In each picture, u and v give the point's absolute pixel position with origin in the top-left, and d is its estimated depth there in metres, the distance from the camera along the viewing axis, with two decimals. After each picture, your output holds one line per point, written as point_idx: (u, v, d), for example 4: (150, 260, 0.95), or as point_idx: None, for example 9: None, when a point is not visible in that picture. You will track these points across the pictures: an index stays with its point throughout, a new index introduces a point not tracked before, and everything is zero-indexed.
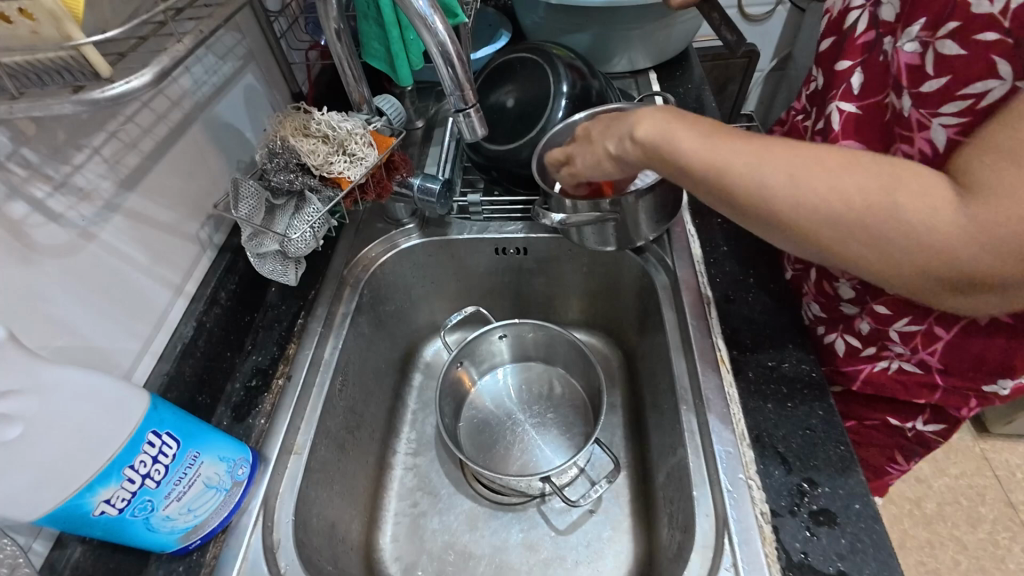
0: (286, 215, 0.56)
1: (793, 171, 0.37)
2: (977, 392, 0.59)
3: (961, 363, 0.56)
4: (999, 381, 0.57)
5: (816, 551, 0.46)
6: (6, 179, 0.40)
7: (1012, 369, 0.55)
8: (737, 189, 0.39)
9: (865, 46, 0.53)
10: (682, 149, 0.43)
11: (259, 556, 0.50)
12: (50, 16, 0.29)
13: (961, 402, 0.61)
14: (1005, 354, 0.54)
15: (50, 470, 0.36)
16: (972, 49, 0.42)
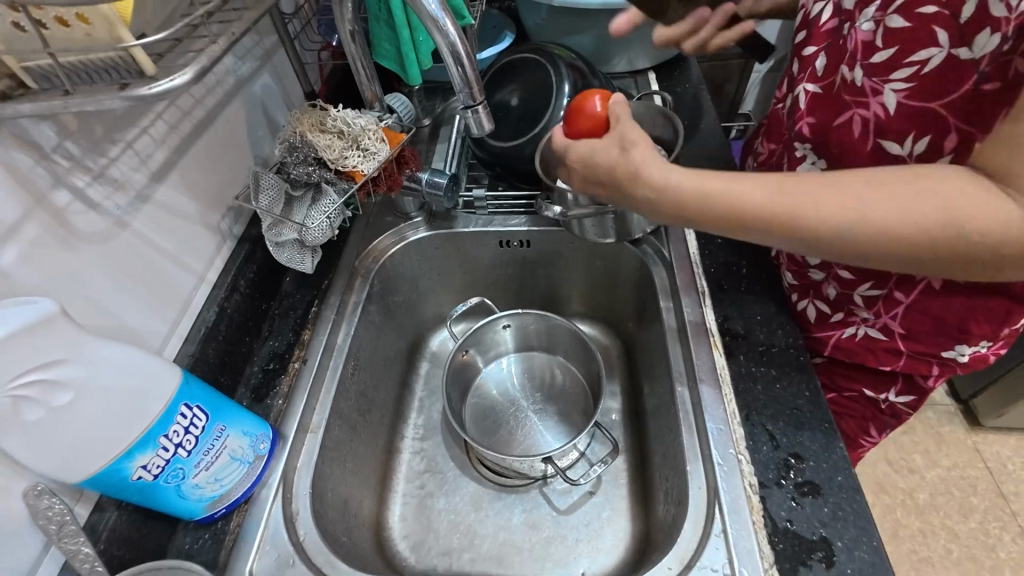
0: (303, 206, 0.59)
1: (811, 197, 0.40)
2: (939, 358, 0.63)
3: (923, 327, 0.61)
4: (958, 347, 0.61)
5: (800, 519, 0.49)
6: (51, 169, 0.43)
7: (968, 334, 0.59)
8: (741, 215, 0.43)
9: (828, 33, 0.60)
10: (675, 185, 0.46)
11: (280, 524, 0.53)
12: (105, 20, 0.32)
13: (925, 369, 0.65)
14: (963, 315, 0.58)
15: (93, 434, 0.39)
16: (916, 20, 0.49)
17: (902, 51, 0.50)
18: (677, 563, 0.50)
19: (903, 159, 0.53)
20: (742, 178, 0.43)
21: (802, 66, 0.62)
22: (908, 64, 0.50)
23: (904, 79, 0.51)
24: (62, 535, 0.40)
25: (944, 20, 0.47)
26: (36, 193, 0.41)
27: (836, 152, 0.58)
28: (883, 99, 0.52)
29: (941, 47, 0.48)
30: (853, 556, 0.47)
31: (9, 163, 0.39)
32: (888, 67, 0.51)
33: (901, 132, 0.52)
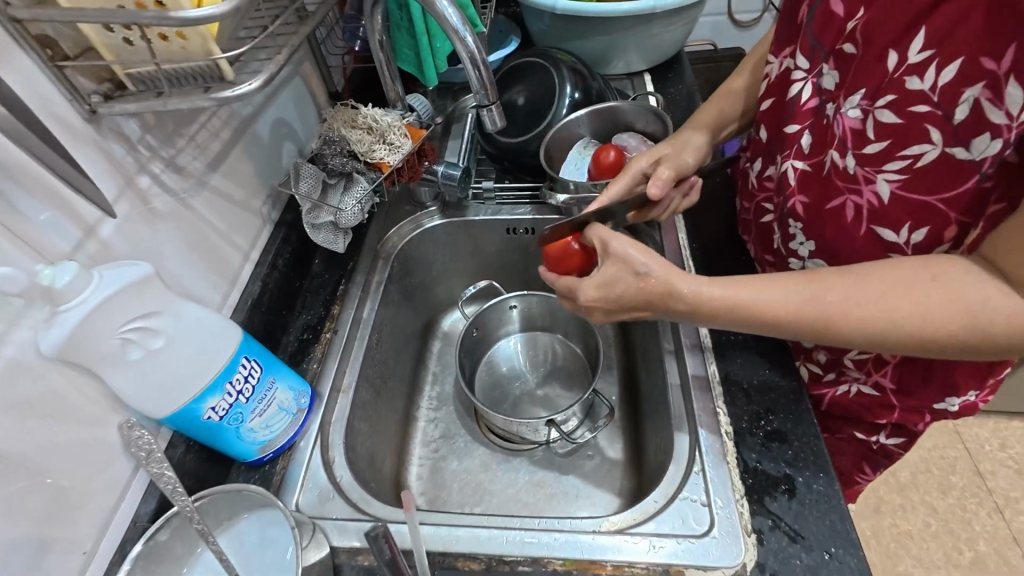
0: (337, 192, 0.68)
1: (849, 298, 0.46)
2: (931, 409, 0.65)
3: (909, 381, 0.64)
4: (947, 399, 0.63)
5: (768, 459, 0.57)
6: (136, 158, 0.51)
7: (955, 387, 0.62)
8: (770, 316, 0.49)
9: (810, 112, 0.61)
10: (699, 294, 0.52)
11: (319, 467, 0.61)
12: (201, 38, 0.41)
13: (918, 418, 0.67)
14: (948, 371, 0.61)
15: (175, 376, 0.47)
16: (908, 118, 0.50)
17: (895, 145, 0.51)
18: (663, 497, 0.57)
19: (899, 247, 0.54)
20: (776, 282, 0.49)
21: (785, 142, 0.63)
22: (901, 157, 0.51)
23: (898, 170, 0.52)
24: (149, 460, 0.45)
25: (937, 120, 0.48)
26: (126, 177, 0.49)
27: (829, 233, 0.59)
28: (876, 188, 0.54)
29: (934, 144, 0.49)
30: (812, 488, 0.55)
31: (107, 152, 0.48)
32: (882, 157, 0.52)
33: (897, 221, 0.53)
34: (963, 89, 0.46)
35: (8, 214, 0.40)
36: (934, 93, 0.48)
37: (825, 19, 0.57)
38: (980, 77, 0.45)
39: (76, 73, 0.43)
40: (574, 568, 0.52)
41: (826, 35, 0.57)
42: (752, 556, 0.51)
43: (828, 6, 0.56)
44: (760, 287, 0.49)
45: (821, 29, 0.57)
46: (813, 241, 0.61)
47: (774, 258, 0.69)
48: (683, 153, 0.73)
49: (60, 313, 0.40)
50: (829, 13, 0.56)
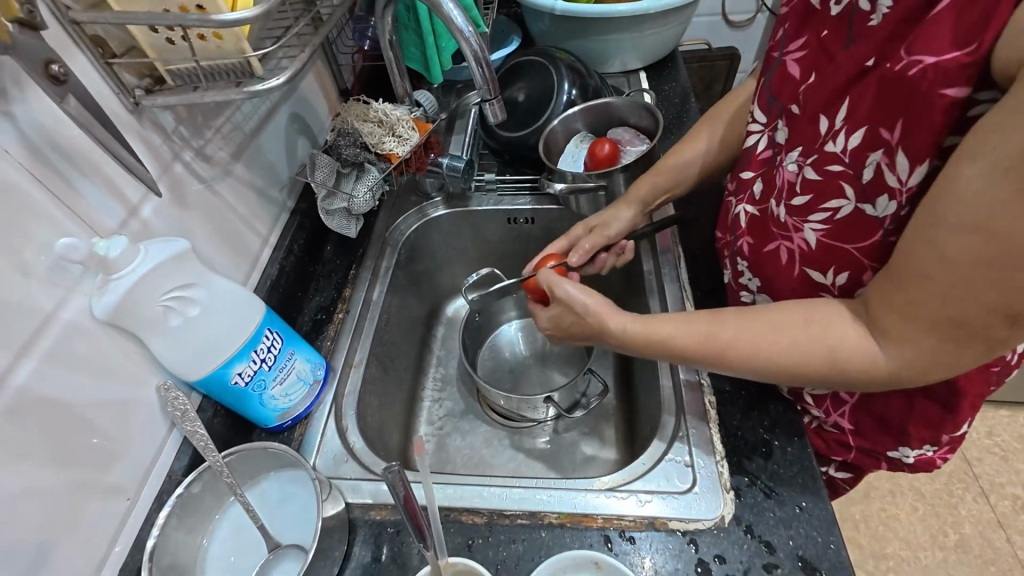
0: (350, 180, 0.73)
1: (739, 336, 0.51)
2: (885, 456, 0.66)
3: (868, 424, 0.64)
4: (901, 448, 0.64)
5: (748, 425, 0.62)
6: (170, 146, 0.56)
7: (908, 436, 0.62)
8: (679, 353, 0.54)
9: (763, 161, 0.65)
10: (620, 330, 0.58)
11: (334, 434, 0.66)
12: (235, 38, 0.46)
13: (872, 462, 0.68)
14: (904, 417, 0.61)
15: (209, 343, 0.53)
16: (826, 176, 0.53)
17: (816, 198, 0.54)
18: (649, 460, 0.62)
19: (827, 287, 0.57)
20: (683, 319, 0.55)
21: (743, 187, 0.67)
22: (822, 210, 0.54)
23: (821, 221, 0.54)
24: (184, 418, 0.50)
25: (849, 178, 0.51)
26: (162, 163, 0.55)
27: (770, 273, 0.62)
28: (805, 236, 0.56)
29: (849, 200, 0.52)
30: (786, 450, 0.60)
31: (146, 140, 0.53)
32: (807, 209, 0.55)
33: (822, 265, 0.56)
34: (869, 153, 0.49)
35: (68, 193, 0.45)
36: (845, 154, 0.51)
37: (780, 79, 0.60)
38: (880, 145, 0.47)
39: (121, 69, 0.49)
40: (567, 521, 0.57)
41: (781, 93, 0.60)
42: (730, 509, 0.56)
43: (784, 67, 0.59)
44: (671, 324, 0.55)
45: (776, 87, 0.61)
46: (758, 277, 0.65)
47: (731, 290, 0.72)
48: (611, 223, 0.79)
49: (113, 280, 0.46)
50: (785, 74, 0.59)
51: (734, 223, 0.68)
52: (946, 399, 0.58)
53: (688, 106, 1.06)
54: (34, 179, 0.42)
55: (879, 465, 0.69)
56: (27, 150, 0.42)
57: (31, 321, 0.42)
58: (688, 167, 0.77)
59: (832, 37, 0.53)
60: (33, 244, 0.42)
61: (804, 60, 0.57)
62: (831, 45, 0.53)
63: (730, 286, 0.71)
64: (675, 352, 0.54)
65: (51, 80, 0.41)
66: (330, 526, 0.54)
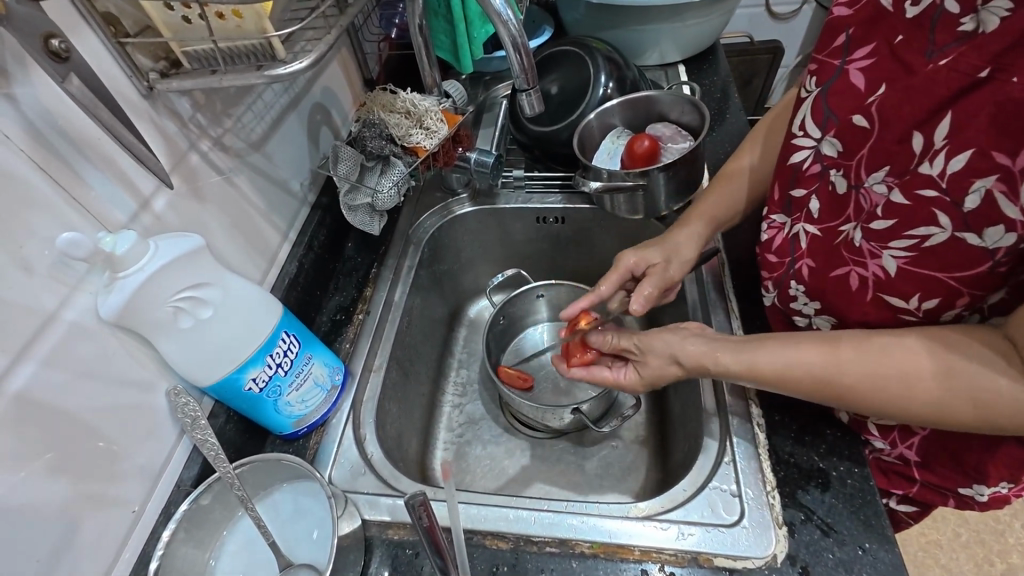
0: (374, 174, 0.69)
1: (860, 376, 0.46)
2: (956, 494, 0.60)
3: (939, 457, 0.58)
4: (974, 486, 0.57)
5: (800, 453, 0.56)
6: (187, 135, 0.52)
7: (984, 475, 0.55)
8: (788, 385, 0.50)
9: (814, 176, 0.56)
10: (720, 362, 0.54)
11: (351, 443, 0.62)
12: (255, 16, 0.42)
13: (939, 499, 0.62)
14: (982, 456, 0.55)
15: (224, 346, 0.49)
16: (914, 199, 0.47)
17: (901, 224, 0.48)
18: (691, 486, 0.57)
19: (908, 311, 0.51)
20: (792, 351, 0.50)
21: (793, 206, 0.58)
22: (907, 237, 0.48)
23: (904, 248, 0.49)
24: (193, 427, 0.46)
25: (945, 206, 0.45)
26: (178, 153, 0.51)
27: (831, 301, 0.56)
28: (881, 262, 0.50)
29: (943, 228, 0.46)
30: (846, 483, 0.54)
31: (161, 127, 0.49)
32: (887, 235, 0.49)
33: (905, 292, 0.50)
34: (974, 180, 0.43)
35: (76, 184, 0.42)
36: (942, 180, 0.45)
37: (838, 90, 0.52)
38: (993, 170, 0.42)
39: (134, 50, 0.45)
40: (601, 551, 0.52)
41: (840, 105, 0.52)
42: (783, 548, 0.51)
43: (844, 77, 0.51)
44: (776, 354, 0.50)
45: (833, 99, 0.52)
46: (816, 303, 0.58)
47: (773, 313, 0.64)
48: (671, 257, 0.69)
49: (120, 280, 0.43)
50: (846, 85, 0.51)
51: (788, 245, 0.59)
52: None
53: (730, 102, 0.99)
54: (39, 168, 0.39)
55: (945, 501, 0.63)
56: (30, 136, 0.39)
57: (32, 322, 0.39)
58: (732, 178, 0.71)
59: (909, 44, 0.47)
60: (37, 239, 0.39)
61: (872, 69, 0.49)
62: (907, 54, 0.47)
63: (773, 310, 0.64)
64: (786, 385, 0.50)
65: (52, 57, 0.38)
66: (344, 546, 0.50)
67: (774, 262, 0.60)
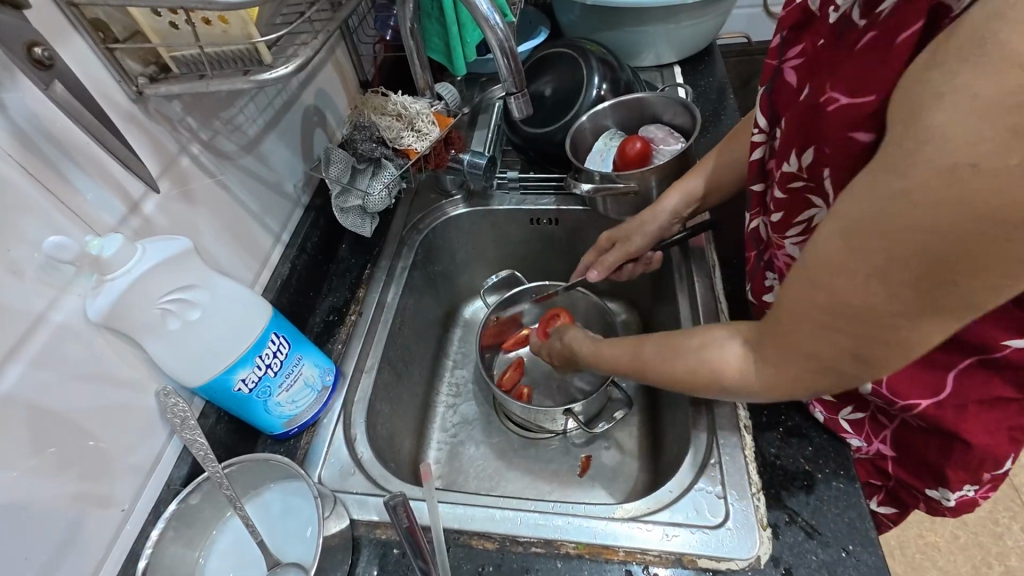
0: (366, 177, 0.71)
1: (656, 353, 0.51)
2: (925, 495, 0.58)
3: (906, 456, 0.57)
4: (940, 489, 0.56)
5: (786, 455, 0.56)
6: (177, 138, 0.53)
7: (947, 477, 0.54)
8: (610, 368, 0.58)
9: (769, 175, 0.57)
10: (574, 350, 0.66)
11: (341, 443, 0.63)
12: (241, 22, 0.43)
13: (910, 498, 0.61)
14: (943, 457, 0.53)
15: (198, 359, 0.50)
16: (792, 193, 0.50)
17: (789, 214, 0.51)
18: (677, 487, 0.57)
19: None
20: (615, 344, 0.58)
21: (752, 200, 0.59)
22: (798, 224, 0.51)
23: (800, 235, 0.51)
24: (183, 426, 0.46)
25: (814, 191, 0.48)
26: (167, 156, 0.52)
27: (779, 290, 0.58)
28: (789, 251, 0.54)
29: (818, 209, 0.48)
30: (831, 485, 0.54)
31: (151, 131, 0.50)
32: (785, 225, 0.52)
33: None
34: (822, 169, 0.45)
35: (65, 189, 0.43)
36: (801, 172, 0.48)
37: (779, 89, 0.53)
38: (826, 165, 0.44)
39: (124, 55, 0.46)
40: (587, 551, 0.53)
41: (779, 103, 0.53)
42: (767, 549, 0.51)
43: (782, 76, 0.53)
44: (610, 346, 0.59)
45: (775, 97, 0.53)
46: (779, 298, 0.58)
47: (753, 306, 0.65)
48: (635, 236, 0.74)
49: (108, 282, 0.43)
50: (783, 83, 0.52)
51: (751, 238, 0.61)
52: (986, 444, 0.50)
53: (726, 103, 0.99)
54: (27, 173, 0.40)
55: (918, 503, 0.61)
56: (18, 141, 0.39)
57: (20, 324, 0.40)
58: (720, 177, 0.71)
59: (819, 49, 0.47)
60: (25, 242, 0.40)
61: (801, 69, 0.50)
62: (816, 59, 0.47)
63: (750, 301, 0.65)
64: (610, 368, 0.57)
65: (35, 64, 0.38)
66: (331, 545, 0.50)
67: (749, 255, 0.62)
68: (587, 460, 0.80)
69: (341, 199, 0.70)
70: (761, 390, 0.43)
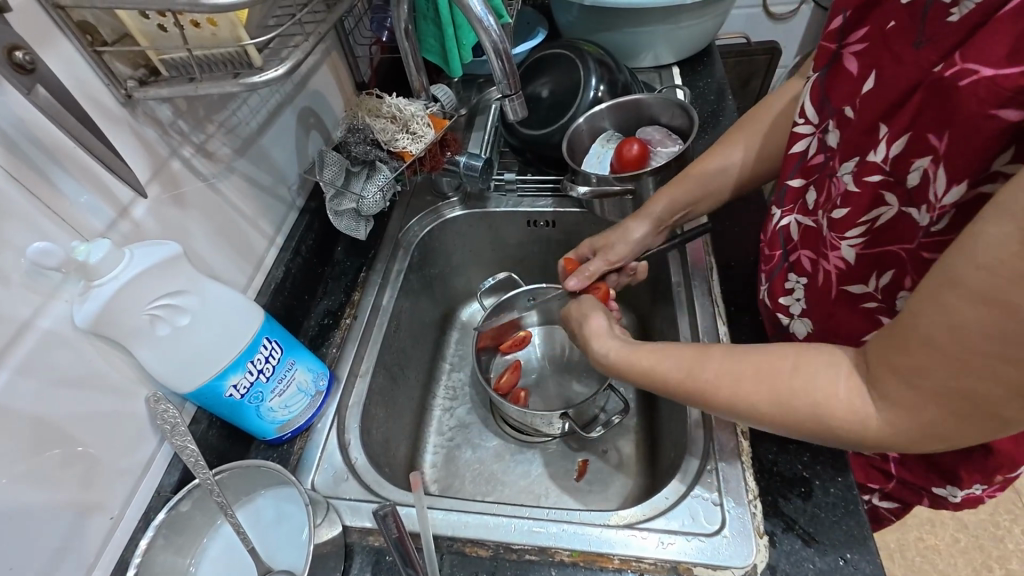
0: (360, 180, 0.70)
1: (723, 373, 0.45)
2: (931, 493, 0.60)
3: (914, 457, 0.58)
4: (950, 487, 0.57)
5: (783, 462, 0.56)
6: (168, 142, 0.52)
7: (958, 477, 0.55)
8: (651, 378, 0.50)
9: (816, 169, 0.55)
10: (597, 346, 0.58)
11: (335, 449, 0.62)
12: (230, 24, 0.42)
13: (915, 497, 0.62)
14: (955, 459, 0.55)
15: (195, 365, 0.49)
16: (863, 187, 0.47)
17: (855, 213, 0.48)
18: (674, 494, 0.56)
19: (870, 296, 0.51)
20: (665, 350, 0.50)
21: (787, 196, 0.58)
22: (860, 225, 0.48)
23: (860, 236, 0.49)
24: (173, 433, 0.46)
25: (891, 186, 0.45)
26: (158, 160, 0.51)
27: (814, 293, 0.56)
28: (841, 253, 0.51)
29: (891, 206, 0.46)
30: (829, 491, 0.54)
31: (141, 135, 0.49)
32: (845, 225, 0.49)
33: (865, 274, 0.50)
34: (914, 160, 0.43)
35: (52, 194, 0.42)
36: (885, 164, 0.45)
37: (835, 77, 0.51)
38: (926, 152, 0.41)
39: (112, 58, 0.45)
40: (581, 559, 0.52)
41: (835, 93, 0.51)
42: (764, 558, 0.50)
43: (840, 63, 0.50)
44: (654, 353, 0.51)
45: (830, 86, 0.52)
46: (804, 301, 0.58)
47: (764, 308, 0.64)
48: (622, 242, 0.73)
49: (95, 288, 0.43)
50: (841, 71, 0.50)
51: (778, 236, 0.59)
52: (1004, 448, 0.51)
53: (725, 104, 0.99)
54: (13, 178, 0.40)
55: (923, 501, 0.62)
56: (3, 147, 0.39)
57: (6, 331, 0.39)
58: (717, 180, 0.70)
59: (901, 31, 0.44)
60: (10, 248, 0.39)
61: (865, 55, 0.48)
62: (897, 43, 0.44)
63: (763, 305, 0.64)
64: (656, 377, 0.50)
65: (16, 69, 0.38)
66: (322, 553, 0.50)
67: (769, 254, 0.61)
68: (584, 464, 0.79)
69: (338, 199, 0.69)
70: (871, 437, 0.38)
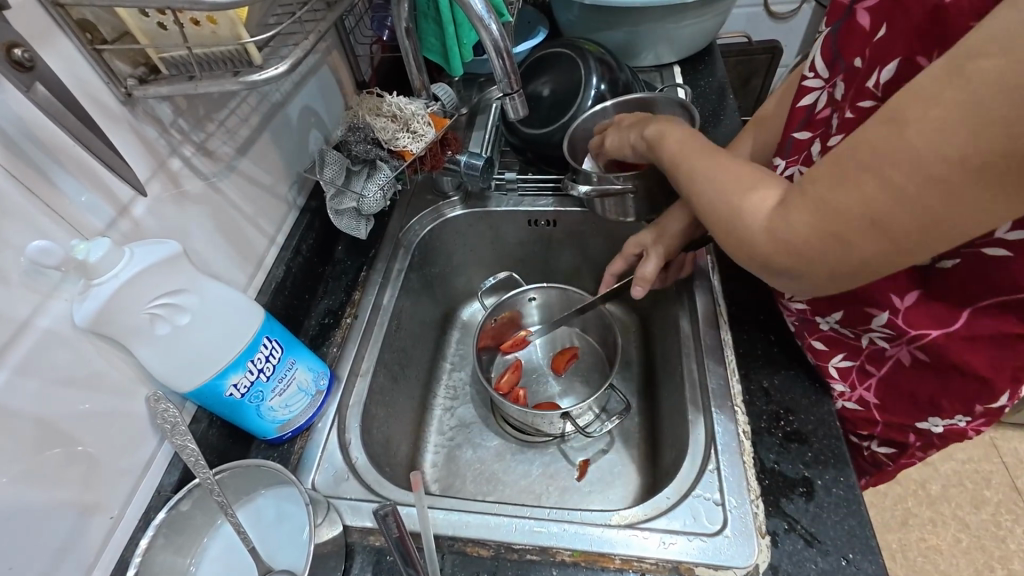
0: (361, 179, 0.70)
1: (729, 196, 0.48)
2: (915, 429, 0.61)
3: (896, 398, 0.59)
4: (931, 420, 0.59)
5: (785, 462, 0.56)
6: (168, 140, 0.52)
7: (939, 408, 0.57)
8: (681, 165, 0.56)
9: (822, 122, 0.56)
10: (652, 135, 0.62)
11: (335, 448, 0.62)
12: (230, 23, 0.42)
13: (902, 437, 0.63)
14: (936, 391, 0.56)
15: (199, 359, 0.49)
16: (858, 112, 0.50)
17: (850, 137, 0.52)
18: (675, 493, 0.56)
19: None
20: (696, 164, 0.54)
21: (792, 148, 0.59)
22: None
23: None
24: (173, 432, 0.45)
25: None
26: (158, 158, 0.51)
27: None
28: None
29: None
30: (831, 491, 0.53)
31: (141, 133, 0.49)
32: None
33: None
34: (905, 85, 0.46)
35: (51, 192, 0.42)
36: (878, 90, 0.48)
37: (848, 32, 0.52)
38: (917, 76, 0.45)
39: (112, 56, 0.45)
40: (582, 559, 0.52)
41: (846, 45, 0.52)
42: (765, 558, 0.50)
43: (853, 18, 0.51)
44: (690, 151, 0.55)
45: (842, 41, 0.52)
46: None
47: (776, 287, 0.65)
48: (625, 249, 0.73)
49: (95, 286, 0.43)
50: (853, 24, 0.51)
51: None
52: (983, 371, 0.52)
53: (726, 102, 0.99)
54: (12, 176, 0.39)
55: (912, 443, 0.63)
56: (2, 145, 0.39)
57: (5, 330, 0.39)
58: None
59: None
60: (9, 247, 0.39)
61: (876, 9, 0.48)
62: None
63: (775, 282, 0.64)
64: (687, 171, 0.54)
65: (15, 66, 0.38)
66: (322, 553, 0.49)
67: None
68: (585, 465, 0.79)
69: (337, 199, 0.69)
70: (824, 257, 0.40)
